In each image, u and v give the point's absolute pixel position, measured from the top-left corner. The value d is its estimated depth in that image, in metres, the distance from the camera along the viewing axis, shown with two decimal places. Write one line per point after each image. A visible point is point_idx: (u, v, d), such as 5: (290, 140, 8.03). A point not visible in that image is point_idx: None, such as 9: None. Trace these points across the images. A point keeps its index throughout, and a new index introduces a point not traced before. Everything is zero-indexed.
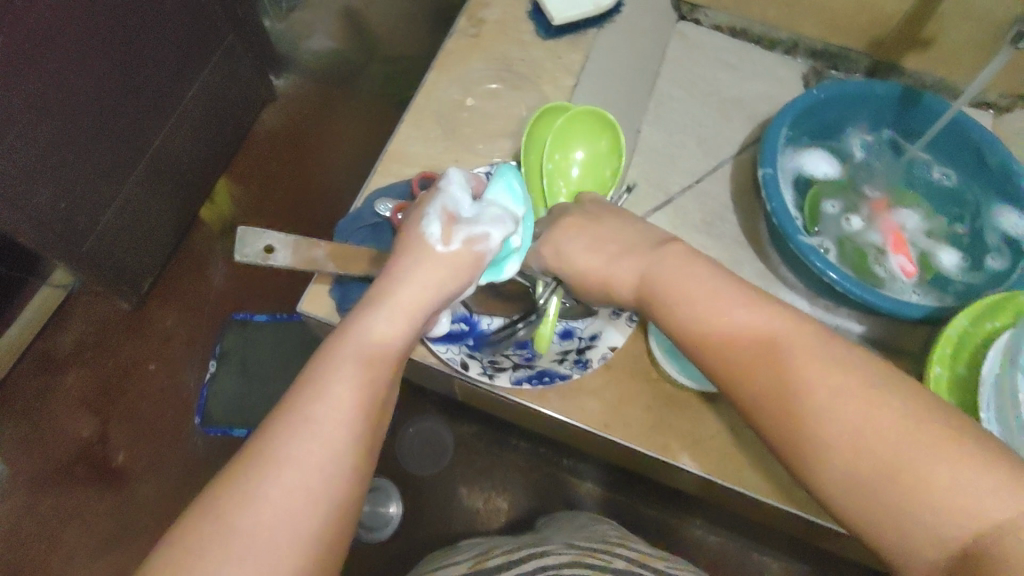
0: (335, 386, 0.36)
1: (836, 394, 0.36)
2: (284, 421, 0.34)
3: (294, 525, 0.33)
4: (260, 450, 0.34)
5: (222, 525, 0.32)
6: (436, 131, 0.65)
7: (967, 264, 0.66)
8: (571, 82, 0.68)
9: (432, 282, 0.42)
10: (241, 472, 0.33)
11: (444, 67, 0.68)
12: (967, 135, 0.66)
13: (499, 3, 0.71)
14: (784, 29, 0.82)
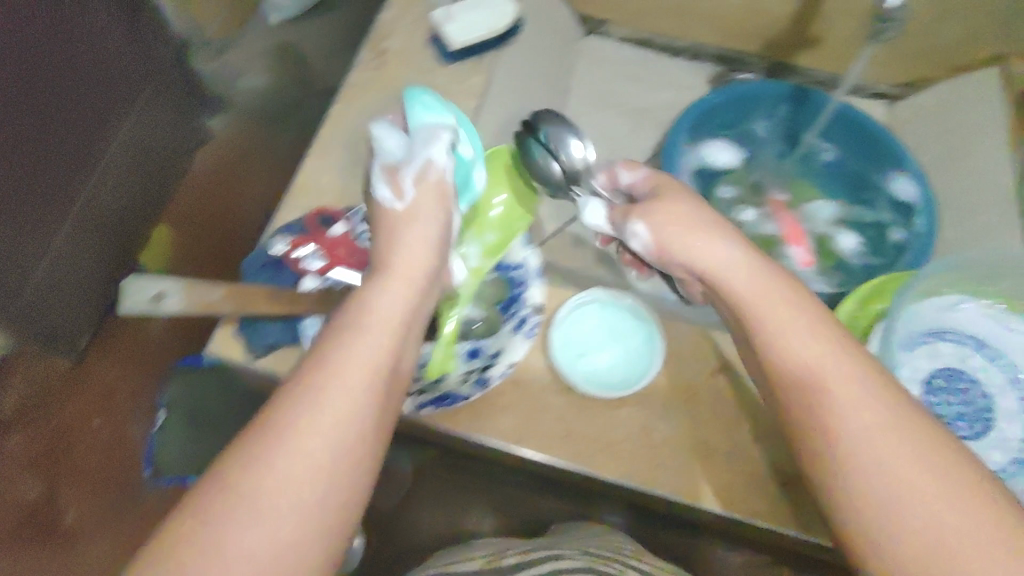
0: (341, 365, 0.36)
1: (844, 385, 0.37)
2: (288, 399, 0.35)
3: (299, 506, 0.33)
4: (265, 427, 0.34)
5: (228, 510, 0.32)
6: (341, 161, 0.64)
7: (865, 246, 0.71)
8: (473, 103, 0.69)
9: (423, 251, 0.44)
10: (247, 454, 0.33)
11: (349, 99, 0.68)
12: (862, 125, 0.69)
13: (401, 34, 0.73)
14: (684, 37, 0.86)
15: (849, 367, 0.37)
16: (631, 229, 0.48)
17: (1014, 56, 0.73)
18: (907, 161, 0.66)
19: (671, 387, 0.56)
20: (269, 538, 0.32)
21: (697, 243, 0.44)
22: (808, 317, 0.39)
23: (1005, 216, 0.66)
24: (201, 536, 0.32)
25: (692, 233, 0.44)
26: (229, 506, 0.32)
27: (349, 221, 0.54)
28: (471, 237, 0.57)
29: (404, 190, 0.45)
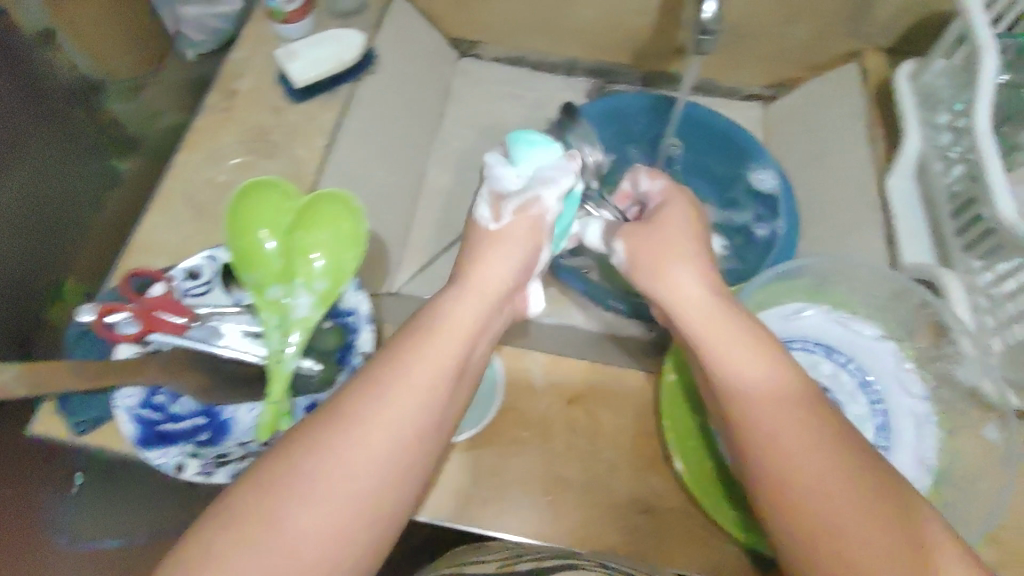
0: (412, 363, 0.37)
1: (769, 396, 0.37)
2: (359, 394, 0.36)
3: (345, 500, 0.33)
4: (336, 418, 0.35)
5: (308, 496, 0.33)
6: (184, 214, 0.62)
7: (735, 245, 0.72)
8: (326, 140, 0.67)
9: (512, 259, 0.44)
10: (295, 453, 0.34)
11: (193, 147, 0.66)
12: (713, 125, 0.75)
13: (251, 72, 0.70)
14: (556, 53, 0.86)
15: (773, 364, 0.39)
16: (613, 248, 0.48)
17: (868, 50, 0.75)
18: (758, 153, 0.73)
19: (528, 420, 0.54)
20: (315, 528, 0.32)
21: (662, 278, 0.43)
22: (740, 341, 0.39)
23: (867, 210, 0.66)
24: (240, 531, 0.32)
25: (664, 261, 0.44)
26: (278, 498, 0.32)
27: (171, 280, 0.53)
28: (296, 290, 0.52)
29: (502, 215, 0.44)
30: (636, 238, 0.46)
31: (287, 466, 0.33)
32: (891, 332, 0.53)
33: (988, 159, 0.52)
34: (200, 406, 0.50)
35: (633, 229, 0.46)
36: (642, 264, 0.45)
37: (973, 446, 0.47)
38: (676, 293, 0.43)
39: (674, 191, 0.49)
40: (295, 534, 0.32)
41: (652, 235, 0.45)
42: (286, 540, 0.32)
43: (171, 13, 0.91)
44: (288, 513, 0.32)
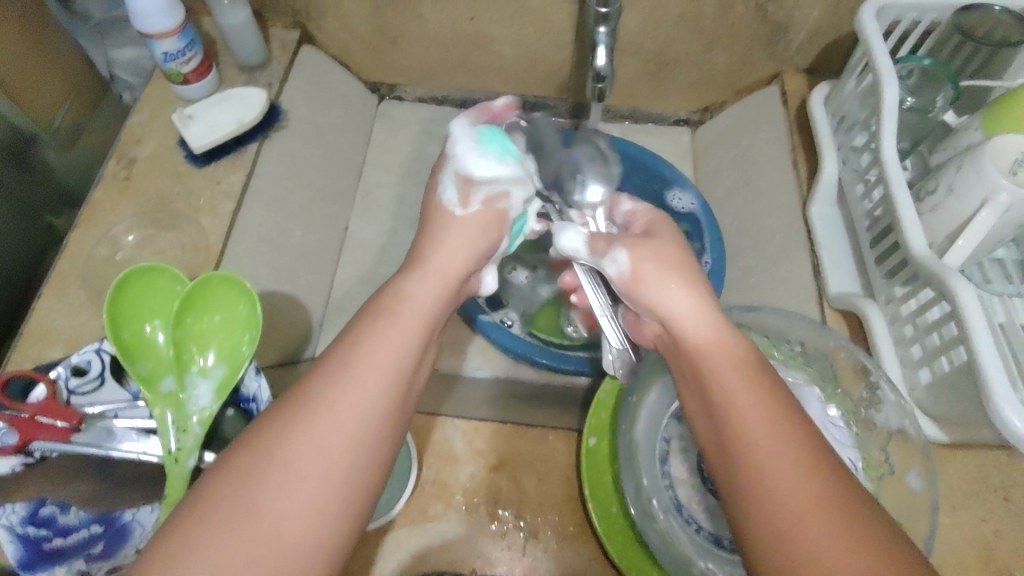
0: (370, 343, 0.36)
1: (729, 365, 0.37)
2: (318, 377, 0.35)
3: (316, 480, 0.32)
4: (295, 403, 0.34)
5: (275, 480, 0.31)
6: (81, 296, 0.58)
7: None
8: (231, 206, 0.64)
9: (469, 246, 0.45)
10: (258, 441, 0.32)
11: (90, 223, 0.62)
12: (629, 154, 0.73)
13: (151, 137, 0.67)
14: (479, 90, 0.82)
15: (720, 332, 0.39)
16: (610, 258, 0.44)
17: (788, 72, 0.73)
18: (671, 178, 0.72)
19: (450, 492, 0.54)
20: (288, 508, 0.31)
21: (645, 288, 0.42)
22: (702, 319, 0.40)
23: (793, 237, 0.64)
24: (211, 519, 0.30)
25: (665, 275, 0.42)
26: (244, 484, 0.31)
27: (54, 379, 0.49)
28: (191, 380, 0.49)
29: (471, 202, 0.47)
30: (637, 250, 0.44)
31: (252, 454, 0.32)
32: (817, 377, 0.54)
33: (898, 190, 0.50)
34: (93, 514, 0.46)
35: (634, 240, 0.44)
36: (644, 278, 0.43)
37: (897, 492, 0.48)
38: (660, 299, 0.41)
39: (658, 214, 0.48)
40: (264, 515, 0.30)
41: (651, 249, 0.44)
42: (257, 527, 0.30)
43: (99, 55, 0.78)
44: (257, 497, 0.31)
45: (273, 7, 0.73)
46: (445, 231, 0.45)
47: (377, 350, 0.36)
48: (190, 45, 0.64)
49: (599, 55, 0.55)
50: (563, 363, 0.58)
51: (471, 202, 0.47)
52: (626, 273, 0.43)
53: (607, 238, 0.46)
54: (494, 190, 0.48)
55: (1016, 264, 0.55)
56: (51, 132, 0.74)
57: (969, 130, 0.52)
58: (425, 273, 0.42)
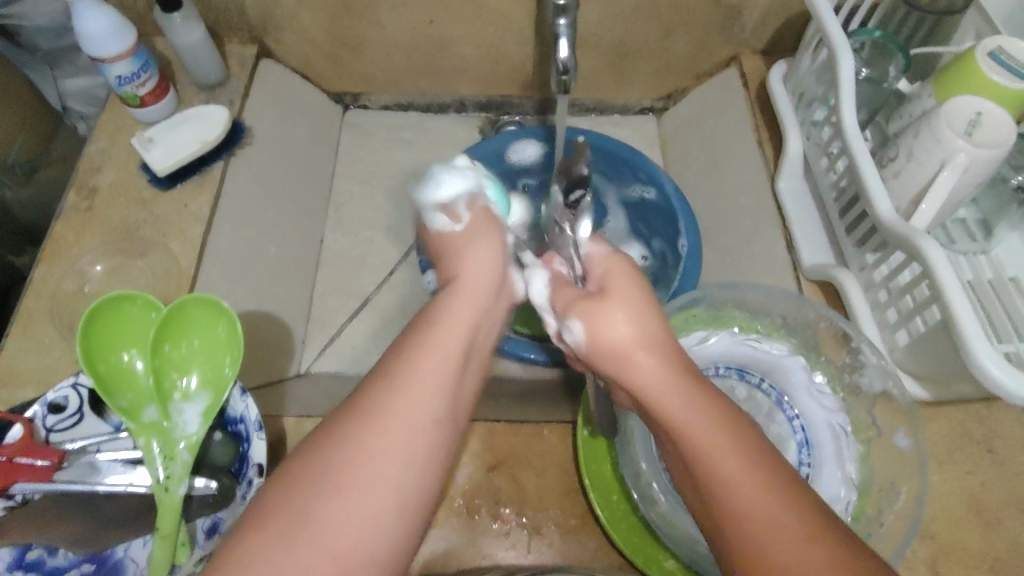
0: (421, 360, 0.35)
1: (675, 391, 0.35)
2: (371, 392, 0.33)
3: (378, 500, 0.31)
4: (350, 421, 0.32)
5: (336, 489, 0.31)
6: (51, 333, 0.56)
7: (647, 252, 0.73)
8: (200, 228, 0.62)
9: (493, 262, 0.44)
10: (303, 463, 0.31)
11: (54, 257, 0.60)
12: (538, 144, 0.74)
13: (111, 164, 0.65)
14: (443, 92, 0.82)
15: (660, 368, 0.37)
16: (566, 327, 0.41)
17: (745, 53, 0.75)
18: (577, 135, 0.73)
19: (450, 496, 0.53)
20: (362, 516, 0.30)
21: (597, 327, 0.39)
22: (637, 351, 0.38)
23: (764, 214, 0.65)
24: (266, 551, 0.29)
25: (618, 349, 0.38)
26: (297, 504, 0.30)
27: (30, 419, 0.47)
28: (175, 408, 0.48)
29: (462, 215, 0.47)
30: (593, 317, 0.40)
31: (303, 470, 0.31)
32: (801, 347, 0.55)
33: (861, 159, 0.51)
34: (83, 555, 0.45)
35: (585, 305, 0.41)
36: (601, 351, 0.39)
37: (888, 454, 0.50)
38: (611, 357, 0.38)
39: (614, 259, 0.44)
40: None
41: (607, 312, 0.39)
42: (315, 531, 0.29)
43: (51, 88, 0.76)
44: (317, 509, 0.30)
45: (227, 24, 0.71)
46: (482, 253, 0.44)
47: (422, 396, 0.34)
48: (145, 66, 0.63)
49: (562, 48, 0.55)
50: (541, 357, 0.62)
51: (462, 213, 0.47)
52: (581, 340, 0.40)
53: (566, 300, 0.42)
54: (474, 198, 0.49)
55: (977, 223, 0.57)
56: (7, 169, 0.71)
57: (921, 98, 0.54)
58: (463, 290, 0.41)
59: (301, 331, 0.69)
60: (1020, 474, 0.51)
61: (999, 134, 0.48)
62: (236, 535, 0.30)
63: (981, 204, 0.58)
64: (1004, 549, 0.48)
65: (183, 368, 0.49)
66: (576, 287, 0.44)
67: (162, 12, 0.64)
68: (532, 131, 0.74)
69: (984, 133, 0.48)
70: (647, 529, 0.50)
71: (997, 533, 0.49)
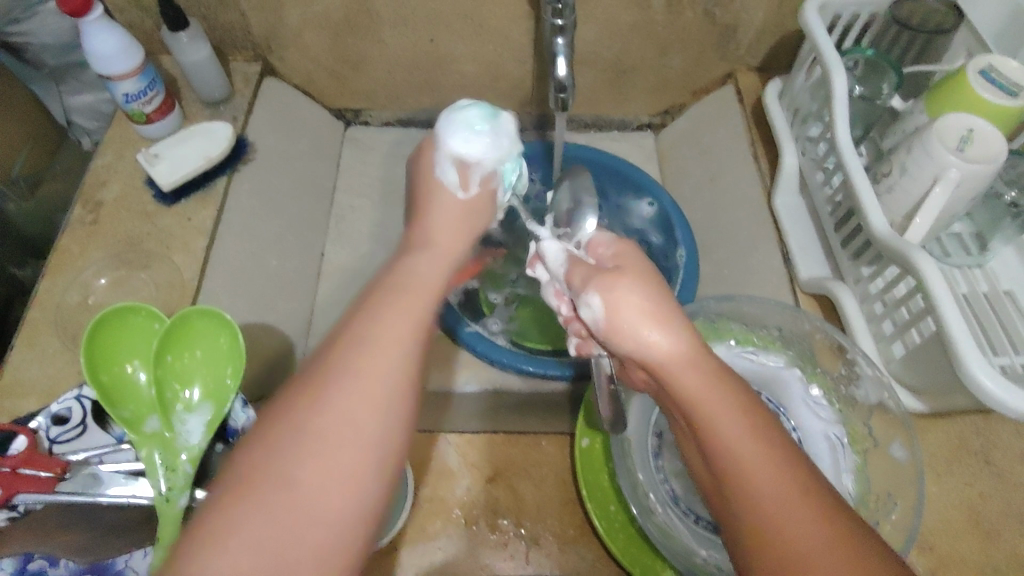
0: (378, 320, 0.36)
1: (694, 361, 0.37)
2: (337, 346, 0.35)
3: (352, 449, 0.32)
4: (307, 400, 0.33)
5: (297, 448, 0.32)
6: (54, 344, 0.57)
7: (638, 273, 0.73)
8: (203, 242, 0.63)
9: (463, 223, 0.48)
10: (282, 421, 0.32)
11: (59, 270, 0.61)
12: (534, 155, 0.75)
13: (117, 178, 0.66)
14: (444, 108, 0.83)
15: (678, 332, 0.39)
16: (584, 302, 0.41)
17: (740, 70, 0.76)
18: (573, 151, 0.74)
19: (449, 508, 0.54)
20: (321, 481, 0.31)
21: (622, 324, 0.39)
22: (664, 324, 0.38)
23: (761, 227, 0.66)
24: (236, 511, 0.30)
25: (642, 321, 0.38)
26: (273, 459, 0.31)
27: (34, 430, 0.49)
28: (177, 418, 0.49)
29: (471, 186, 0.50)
30: (609, 290, 0.40)
31: (273, 433, 0.32)
32: (796, 358, 0.56)
33: (856, 175, 0.52)
34: (83, 565, 0.45)
35: (604, 280, 0.41)
36: (620, 328, 0.39)
37: (884, 465, 0.50)
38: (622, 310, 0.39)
39: (625, 245, 0.45)
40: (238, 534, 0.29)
41: (628, 288, 0.40)
42: (286, 496, 0.30)
43: (56, 102, 0.77)
44: (295, 470, 0.31)
45: (232, 42, 0.73)
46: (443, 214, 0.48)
47: (377, 353, 0.35)
48: (152, 83, 0.64)
49: (559, 67, 0.57)
50: (549, 368, 0.60)
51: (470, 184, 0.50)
52: (600, 320, 0.40)
53: (584, 276, 0.43)
54: (489, 170, 0.51)
55: (971, 236, 0.58)
56: (9, 182, 0.73)
57: (913, 115, 0.55)
58: (427, 253, 0.43)
59: (302, 343, 0.70)
60: (1017, 486, 0.51)
61: (991, 150, 0.49)
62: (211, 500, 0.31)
63: (975, 219, 0.59)
64: (1003, 562, 0.48)
65: (188, 378, 0.49)
66: (589, 267, 0.44)
67: (169, 31, 0.65)
68: (529, 146, 0.74)
69: (977, 148, 0.49)
70: (645, 540, 0.50)
71: (996, 545, 0.49)
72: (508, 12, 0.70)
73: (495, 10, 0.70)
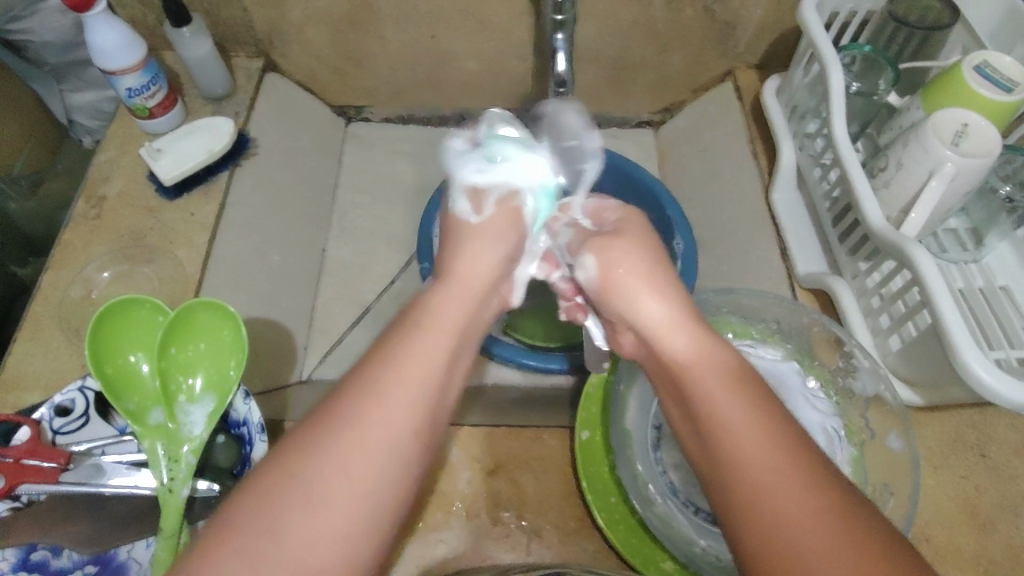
0: (400, 363, 0.34)
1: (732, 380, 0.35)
2: (351, 390, 0.33)
3: (357, 507, 0.30)
4: (332, 417, 0.32)
5: (302, 500, 0.29)
6: (59, 337, 0.57)
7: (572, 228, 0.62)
8: (205, 237, 0.63)
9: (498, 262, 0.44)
10: (282, 463, 0.30)
11: (62, 264, 0.61)
12: None
13: (119, 174, 0.67)
14: (444, 105, 0.83)
15: (706, 352, 0.37)
16: (580, 262, 0.45)
17: (740, 68, 0.76)
18: None
19: (450, 500, 0.54)
20: (319, 538, 0.29)
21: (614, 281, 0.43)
22: (684, 338, 0.38)
23: (759, 223, 0.67)
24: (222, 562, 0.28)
25: (632, 279, 0.42)
26: (271, 510, 0.29)
27: (38, 421, 0.49)
28: (181, 410, 0.49)
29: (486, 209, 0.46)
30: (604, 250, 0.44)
31: (278, 474, 0.30)
32: (794, 352, 0.56)
33: (853, 170, 0.53)
34: (87, 555, 0.46)
35: (602, 241, 0.45)
36: (615, 283, 0.42)
37: (880, 456, 0.51)
38: (661, 328, 0.39)
39: (631, 212, 0.48)
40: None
41: (624, 248, 0.43)
42: (280, 550, 0.28)
43: (57, 101, 0.77)
44: (288, 520, 0.29)
45: (234, 38, 0.73)
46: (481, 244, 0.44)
47: (393, 408, 0.32)
48: (155, 78, 0.64)
49: (560, 61, 0.58)
50: (550, 363, 0.58)
51: (485, 206, 0.46)
52: (595, 278, 0.44)
53: (579, 244, 0.46)
54: (508, 192, 0.47)
55: (968, 232, 0.59)
56: (9, 180, 0.74)
57: (910, 110, 0.56)
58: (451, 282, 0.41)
59: (303, 338, 0.70)
60: (1013, 479, 0.51)
61: (986, 144, 0.49)
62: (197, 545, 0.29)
63: (971, 214, 0.59)
64: (998, 552, 0.49)
65: (193, 370, 0.50)
66: (590, 230, 0.47)
67: (172, 27, 0.65)
68: None
69: (972, 143, 0.50)
70: (645, 531, 0.50)
71: (992, 537, 0.49)
72: (509, 10, 0.70)
73: (496, 8, 0.70)
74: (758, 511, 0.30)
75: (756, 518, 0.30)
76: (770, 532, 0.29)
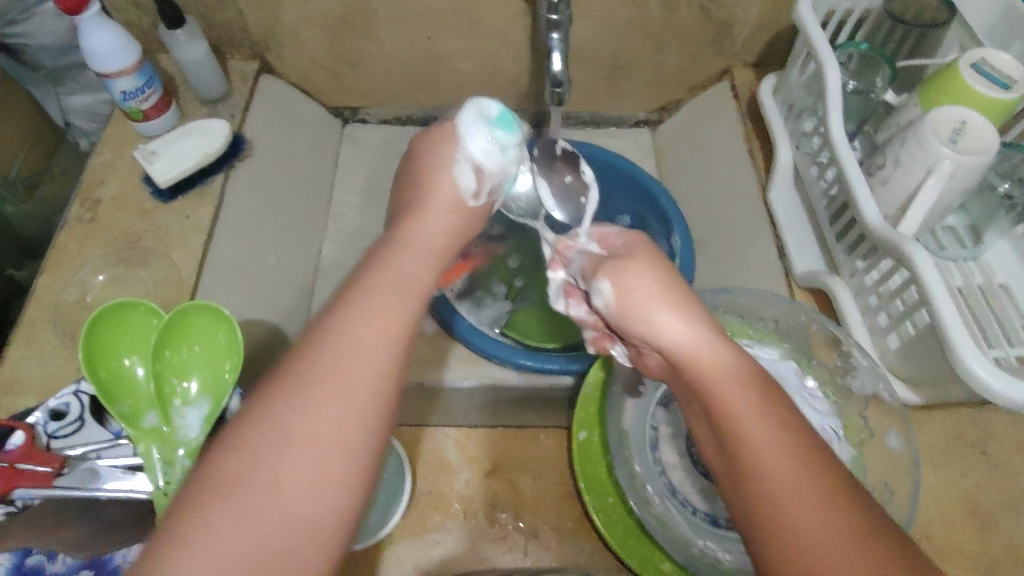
0: (362, 312, 0.34)
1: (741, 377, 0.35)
2: (316, 345, 0.33)
3: (336, 460, 0.30)
4: (298, 371, 0.32)
5: (278, 455, 0.30)
6: (54, 341, 0.57)
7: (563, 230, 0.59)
8: (200, 239, 0.63)
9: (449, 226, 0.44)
10: (259, 423, 0.30)
11: (57, 268, 0.61)
12: None
13: (114, 176, 0.66)
14: (441, 106, 0.83)
15: (708, 346, 0.36)
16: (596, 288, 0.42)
17: (736, 67, 0.76)
18: None
19: (448, 501, 0.54)
20: (300, 489, 0.29)
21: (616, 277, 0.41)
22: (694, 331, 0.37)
23: (757, 222, 0.67)
24: (208, 517, 0.28)
25: (646, 296, 0.39)
26: (254, 465, 0.29)
27: (31, 425, 0.49)
28: (176, 413, 0.48)
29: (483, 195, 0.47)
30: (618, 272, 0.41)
31: (253, 433, 0.30)
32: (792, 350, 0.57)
33: (850, 168, 0.52)
34: (82, 559, 0.46)
35: (614, 263, 0.42)
36: (630, 304, 0.39)
37: (879, 455, 0.51)
38: (682, 348, 0.37)
39: (634, 235, 0.46)
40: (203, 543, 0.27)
41: (639, 270, 0.40)
42: (261, 500, 0.29)
43: (54, 104, 0.77)
44: (270, 475, 0.29)
45: (230, 40, 0.73)
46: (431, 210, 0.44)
47: (362, 361, 0.32)
48: (149, 81, 0.64)
49: (554, 61, 0.58)
50: (548, 363, 0.57)
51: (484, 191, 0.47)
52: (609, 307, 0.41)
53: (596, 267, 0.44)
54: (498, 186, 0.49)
55: (966, 230, 0.58)
56: (7, 184, 0.72)
57: (908, 107, 0.56)
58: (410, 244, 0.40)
59: None
60: (1013, 476, 0.51)
61: (984, 142, 0.49)
62: (183, 502, 0.29)
63: (970, 211, 0.59)
64: (999, 550, 0.48)
65: (187, 372, 0.49)
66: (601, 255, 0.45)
67: (166, 28, 0.65)
68: None
69: (970, 140, 0.49)
70: (643, 532, 0.50)
71: (993, 534, 0.49)
72: (504, 10, 0.70)
73: (492, 8, 0.70)
74: (764, 505, 0.31)
75: (765, 511, 0.31)
76: (775, 522, 0.30)
